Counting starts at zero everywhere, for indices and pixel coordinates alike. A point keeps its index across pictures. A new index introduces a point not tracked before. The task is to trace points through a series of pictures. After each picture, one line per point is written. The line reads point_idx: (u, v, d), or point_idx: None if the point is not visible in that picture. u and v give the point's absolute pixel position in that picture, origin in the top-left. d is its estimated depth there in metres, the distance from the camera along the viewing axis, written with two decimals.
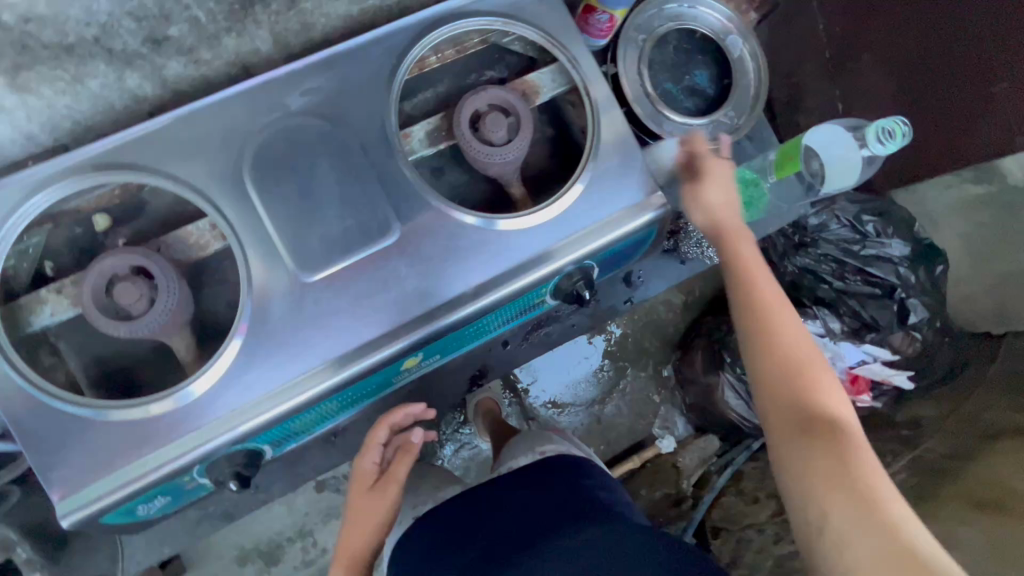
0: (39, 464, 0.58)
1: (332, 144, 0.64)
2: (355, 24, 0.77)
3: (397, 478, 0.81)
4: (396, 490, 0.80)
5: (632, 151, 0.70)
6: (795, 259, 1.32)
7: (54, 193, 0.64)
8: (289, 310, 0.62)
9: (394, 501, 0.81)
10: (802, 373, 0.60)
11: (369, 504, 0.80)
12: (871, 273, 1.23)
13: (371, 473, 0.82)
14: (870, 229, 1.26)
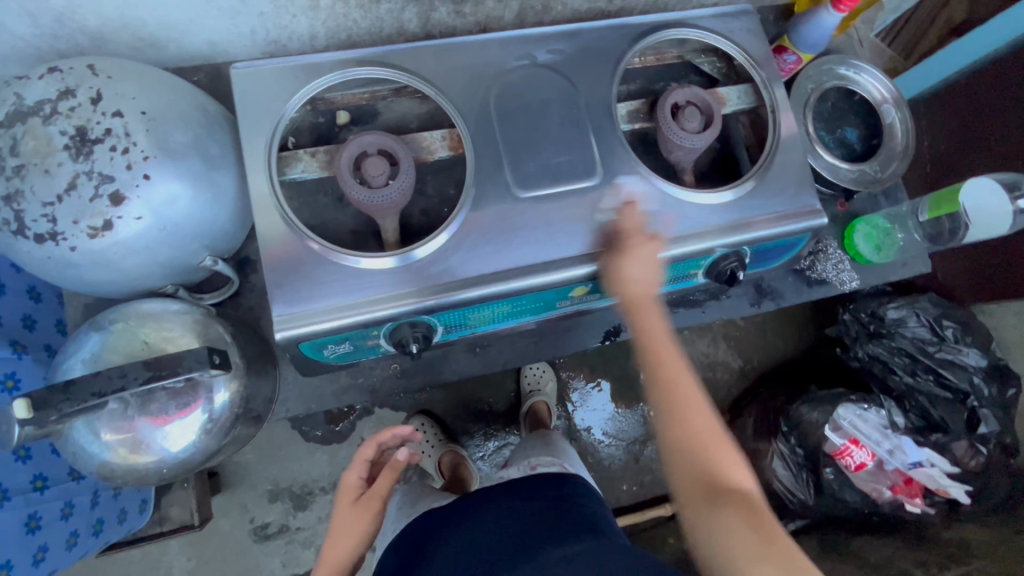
0: (269, 282, 0.67)
1: (563, 94, 0.77)
2: (579, 19, 0.92)
3: (378, 494, 0.79)
4: (378, 506, 0.78)
5: (801, 166, 0.81)
6: (867, 345, 1.39)
7: (327, 79, 0.76)
8: (499, 214, 0.72)
9: (374, 519, 0.77)
10: (693, 434, 0.66)
11: (351, 523, 0.77)
12: (946, 376, 1.27)
13: (356, 488, 0.82)
14: (949, 335, 1.30)
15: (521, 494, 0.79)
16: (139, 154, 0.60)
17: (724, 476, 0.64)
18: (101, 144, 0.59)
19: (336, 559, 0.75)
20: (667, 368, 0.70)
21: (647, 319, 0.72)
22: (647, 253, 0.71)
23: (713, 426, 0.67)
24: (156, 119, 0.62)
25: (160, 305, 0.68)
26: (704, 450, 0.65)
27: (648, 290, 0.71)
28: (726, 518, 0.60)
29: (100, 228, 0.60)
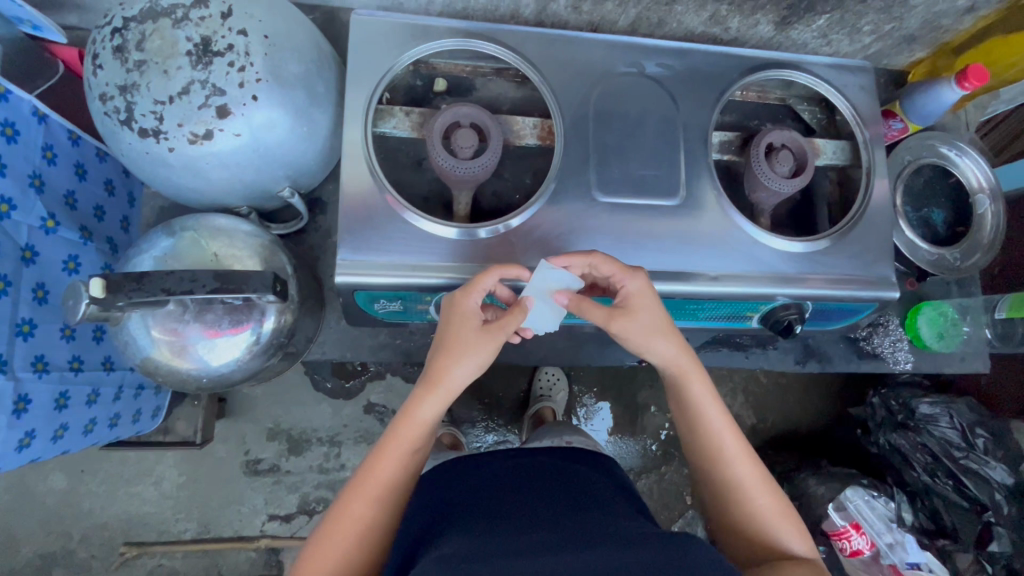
0: (340, 226, 0.68)
1: (663, 110, 0.76)
2: (689, 40, 0.91)
3: (504, 330, 0.66)
4: (501, 342, 0.66)
5: (885, 235, 0.79)
6: (891, 434, 1.35)
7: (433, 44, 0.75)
8: (573, 214, 0.72)
9: (495, 352, 0.66)
10: (750, 504, 0.68)
11: (466, 348, 0.66)
12: (964, 485, 1.21)
13: (474, 316, 0.66)
14: (978, 443, 1.23)
15: (549, 469, 0.80)
16: (253, 74, 0.61)
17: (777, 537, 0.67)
18: (220, 57, 0.61)
19: (445, 382, 0.66)
20: (711, 426, 0.70)
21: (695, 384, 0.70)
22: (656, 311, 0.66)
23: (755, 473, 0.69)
24: (275, 45, 0.63)
25: (234, 223, 0.70)
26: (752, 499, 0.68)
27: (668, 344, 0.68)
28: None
29: (200, 136, 0.61)
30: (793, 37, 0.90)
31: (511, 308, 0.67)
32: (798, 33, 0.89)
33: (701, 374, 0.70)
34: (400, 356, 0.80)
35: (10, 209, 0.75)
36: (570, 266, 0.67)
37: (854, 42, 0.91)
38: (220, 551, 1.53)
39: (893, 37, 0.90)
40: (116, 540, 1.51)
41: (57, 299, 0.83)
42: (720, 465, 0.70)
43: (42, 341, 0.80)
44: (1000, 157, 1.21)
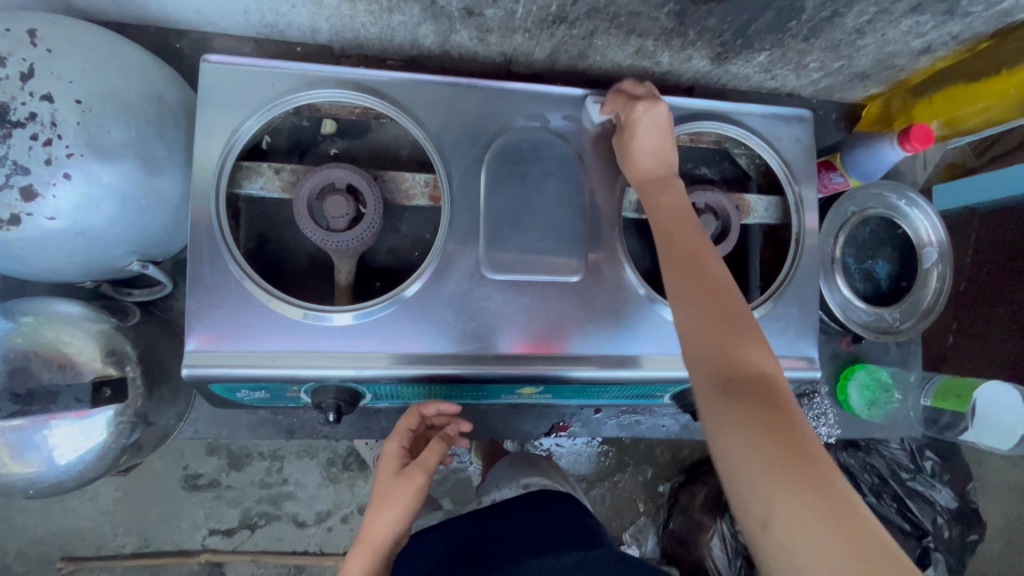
0: (189, 310, 0.60)
1: (567, 169, 0.67)
2: (618, 72, 0.81)
3: (425, 467, 0.65)
4: (423, 479, 0.64)
5: (811, 307, 0.72)
6: (838, 453, 1.11)
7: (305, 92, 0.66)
8: (461, 292, 0.65)
9: (418, 495, 0.64)
10: (732, 366, 0.49)
11: (392, 493, 0.64)
12: (912, 508, 1.05)
13: (399, 459, 0.67)
14: (926, 466, 1.09)
15: (510, 529, 0.82)
16: (63, 149, 0.52)
17: (767, 395, 0.47)
18: (21, 129, 0.52)
19: (375, 533, 0.64)
20: (688, 268, 0.54)
21: (666, 222, 0.58)
22: (650, 129, 0.63)
23: (776, 400, 0.47)
24: (92, 111, 0.54)
25: (71, 308, 0.62)
26: (772, 431, 0.45)
27: (676, 224, 0.58)
28: (775, 456, 0.43)
29: (5, 221, 0.53)
30: (732, 71, 0.81)
31: (427, 445, 0.67)
32: (737, 67, 0.80)
33: (681, 201, 0.60)
34: (284, 432, 0.74)
35: None
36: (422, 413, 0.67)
37: (800, 77, 0.82)
38: (160, 566, 1.50)
39: (842, 74, 0.81)
40: (51, 555, 1.47)
41: None
42: (693, 310, 0.52)
43: None
44: (979, 159, 1.03)
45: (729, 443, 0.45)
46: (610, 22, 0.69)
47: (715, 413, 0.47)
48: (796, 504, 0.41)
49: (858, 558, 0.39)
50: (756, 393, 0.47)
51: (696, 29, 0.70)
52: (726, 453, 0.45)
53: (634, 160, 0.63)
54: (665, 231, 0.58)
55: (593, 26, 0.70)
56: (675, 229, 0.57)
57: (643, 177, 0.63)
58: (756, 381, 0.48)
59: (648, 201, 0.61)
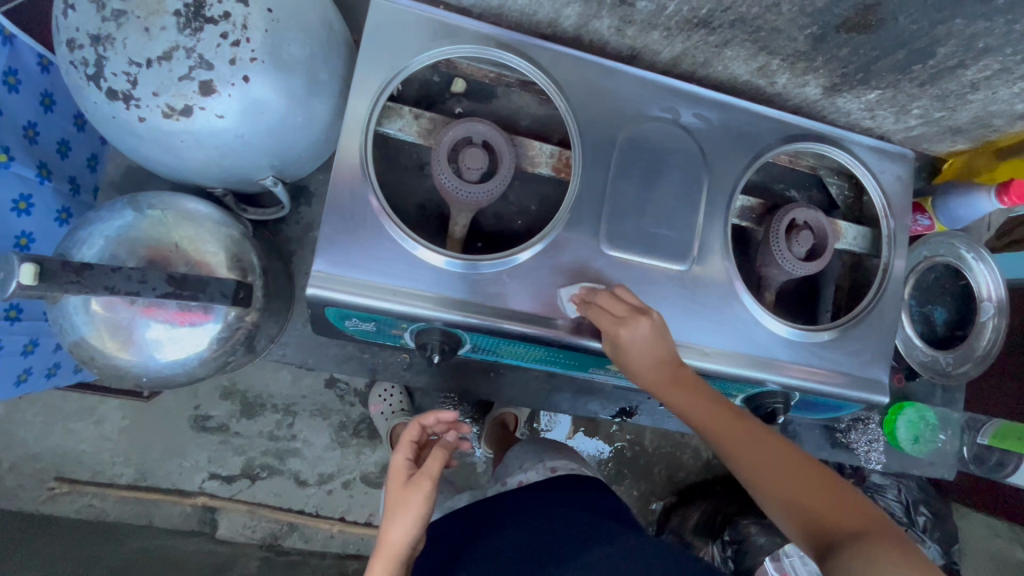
0: (322, 231, 0.61)
1: (690, 164, 0.71)
2: (733, 85, 0.85)
3: (431, 475, 0.70)
4: (429, 487, 0.69)
5: (888, 335, 0.76)
6: None
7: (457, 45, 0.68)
8: (576, 261, 0.67)
9: (426, 503, 0.68)
10: (783, 480, 0.57)
11: (401, 505, 0.69)
12: None
13: (404, 471, 0.72)
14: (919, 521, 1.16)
15: (534, 505, 0.80)
16: (248, 52, 0.54)
17: (803, 496, 0.56)
18: (213, 25, 0.53)
19: (390, 544, 0.68)
20: (718, 420, 0.61)
21: (678, 398, 0.62)
22: (642, 336, 0.61)
23: (790, 474, 0.57)
24: (279, 22, 0.56)
25: (202, 208, 0.63)
26: (821, 493, 0.55)
27: (657, 365, 0.62)
28: (887, 563, 0.48)
29: (177, 110, 0.54)
30: (838, 104, 0.85)
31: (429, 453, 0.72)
32: (844, 101, 0.84)
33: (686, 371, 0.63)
34: (366, 372, 0.77)
35: None
36: (420, 420, 0.75)
37: (898, 122, 0.86)
38: (154, 502, 1.47)
39: (939, 125, 0.85)
40: (47, 474, 1.44)
41: (3, 242, 0.74)
42: (734, 462, 0.60)
43: None
44: (1000, 241, 1.12)
45: (830, 556, 0.51)
46: (749, 35, 0.72)
47: (812, 551, 0.54)
48: (882, 551, 0.49)
49: (938, 575, 0.47)
50: (827, 515, 0.54)
51: (826, 56, 0.74)
52: (839, 569, 0.50)
53: (627, 367, 0.63)
54: (683, 409, 0.62)
55: (731, 36, 0.74)
56: (656, 347, 0.62)
57: (631, 371, 0.64)
58: (797, 485, 0.56)
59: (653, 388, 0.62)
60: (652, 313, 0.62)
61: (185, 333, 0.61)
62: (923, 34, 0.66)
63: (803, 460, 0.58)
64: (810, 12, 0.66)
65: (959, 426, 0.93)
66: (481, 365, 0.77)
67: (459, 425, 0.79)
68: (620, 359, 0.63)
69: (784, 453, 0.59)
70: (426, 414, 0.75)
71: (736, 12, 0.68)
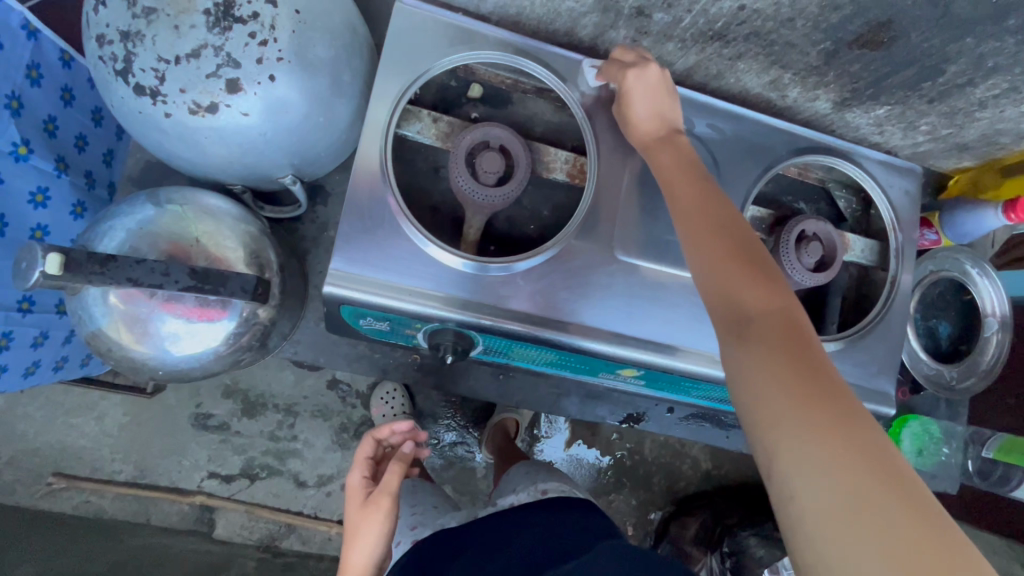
0: (341, 230, 0.62)
1: (704, 173, 0.72)
2: (744, 97, 0.86)
3: (388, 489, 0.74)
4: (387, 502, 0.73)
5: (896, 347, 0.76)
6: None
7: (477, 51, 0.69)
8: (589, 266, 0.68)
9: (385, 516, 0.73)
10: (755, 306, 0.48)
11: (364, 522, 0.73)
12: None
13: (364, 487, 0.78)
14: None
15: (521, 518, 0.81)
16: (275, 52, 0.55)
17: (772, 322, 0.47)
18: (241, 25, 0.54)
19: (354, 561, 0.72)
20: (712, 237, 0.53)
21: (685, 203, 0.57)
22: (655, 104, 0.65)
23: (768, 308, 0.48)
24: (306, 24, 0.57)
25: (222, 205, 0.64)
26: (789, 359, 0.45)
27: (662, 147, 0.63)
28: (822, 428, 0.40)
29: (203, 107, 0.55)
30: (847, 119, 0.86)
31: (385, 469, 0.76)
32: (854, 116, 0.85)
33: (698, 187, 0.58)
34: (376, 372, 0.77)
35: None
36: (372, 437, 0.81)
37: (906, 137, 0.88)
38: (152, 500, 1.46)
39: (946, 141, 0.86)
40: (46, 469, 1.44)
41: (17, 234, 0.75)
42: (712, 275, 0.52)
43: None
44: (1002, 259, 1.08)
45: (735, 345, 0.48)
46: (762, 49, 0.74)
47: (728, 339, 0.48)
48: (812, 436, 0.40)
49: (876, 534, 0.36)
50: (770, 338, 0.46)
51: (837, 71, 0.75)
52: (745, 380, 0.45)
53: (630, 125, 0.65)
54: (679, 213, 0.57)
55: (744, 50, 0.75)
56: (657, 97, 0.65)
57: (642, 141, 0.64)
58: (771, 318, 0.47)
59: (670, 184, 0.59)
60: (662, 70, 0.65)
61: (201, 328, 0.62)
62: (934, 52, 0.67)
63: (792, 317, 0.47)
64: (824, 28, 0.67)
65: (963, 443, 0.93)
66: (490, 368, 0.78)
67: (416, 433, 0.84)
68: (644, 135, 0.65)
69: (774, 288, 0.49)
70: (376, 432, 0.82)
71: (751, 26, 0.70)
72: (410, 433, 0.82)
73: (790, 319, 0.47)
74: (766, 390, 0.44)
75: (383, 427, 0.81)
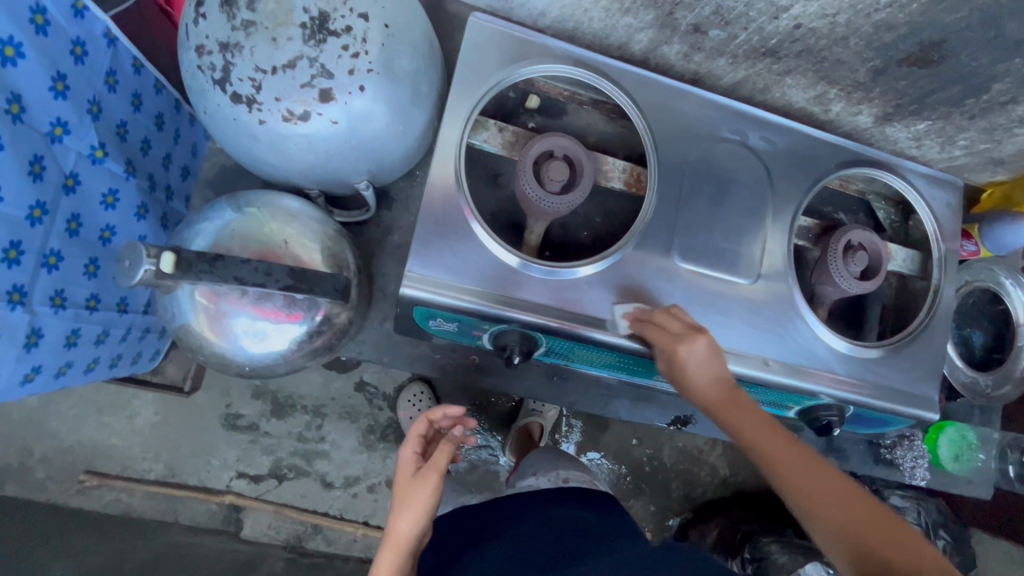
0: (417, 234, 0.65)
1: (758, 183, 0.75)
2: (787, 110, 0.89)
3: (437, 467, 0.72)
4: (435, 480, 0.72)
5: (939, 353, 0.79)
6: None
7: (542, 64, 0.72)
8: (649, 271, 0.70)
9: (432, 494, 0.71)
10: (833, 506, 0.58)
11: (411, 493, 0.72)
12: None
13: (412, 464, 0.75)
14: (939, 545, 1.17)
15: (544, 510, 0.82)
16: (365, 64, 0.58)
17: (856, 527, 0.56)
18: (335, 38, 0.57)
19: (395, 537, 0.70)
20: (775, 455, 0.63)
21: (741, 424, 0.65)
22: (708, 346, 0.64)
23: (888, 533, 0.55)
24: (393, 37, 0.60)
25: (299, 207, 0.67)
26: (924, 556, 0.53)
27: (714, 386, 0.66)
28: None
29: (296, 115, 0.58)
30: (887, 133, 0.89)
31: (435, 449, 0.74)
32: (893, 130, 0.88)
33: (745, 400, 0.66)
34: (434, 371, 0.80)
35: (64, 133, 0.70)
36: (425, 415, 0.78)
37: (943, 151, 0.90)
38: (181, 499, 1.47)
39: (982, 156, 0.89)
40: (77, 467, 1.44)
41: (89, 233, 0.78)
42: (790, 493, 0.61)
43: (65, 275, 0.74)
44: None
45: None
46: (812, 65, 0.77)
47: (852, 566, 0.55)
48: None
49: None
50: (872, 546, 0.55)
51: (883, 87, 0.78)
52: None
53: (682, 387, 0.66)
54: (738, 432, 0.65)
55: (794, 66, 0.78)
56: (712, 362, 0.65)
57: (675, 378, 0.66)
58: (854, 520, 0.57)
59: (717, 410, 0.66)
60: (709, 332, 0.65)
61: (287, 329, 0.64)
62: (982, 71, 0.70)
63: (882, 517, 0.56)
64: (875, 46, 0.70)
65: (994, 448, 0.95)
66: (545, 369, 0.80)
67: (467, 420, 0.81)
68: (684, 384, 0.66)
69: (839, 487, 0.59)
70: (429, 410, 0.79)
71: (804, 44, 0.73)
72: (462, 419, 0.80)
73: (867, 516, 0.57)
74: None
75: (440, 408, 0.78)
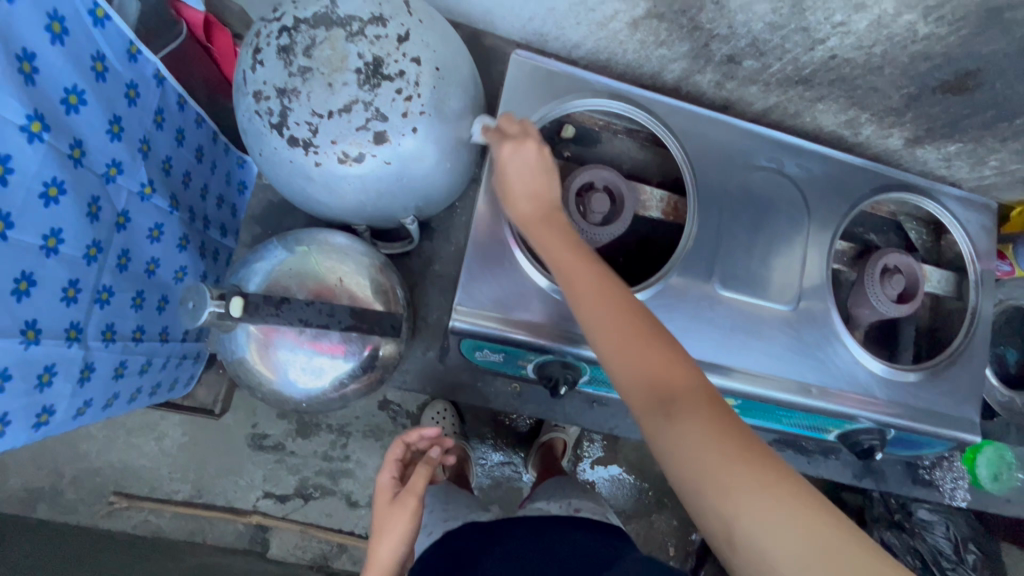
0: (464, 268, 0.66)
1: (795, 209, 0.76)
2: (817, 133, 0.90)
3: (414, 491, 0.71)
4: (412, 505, 0.70)
5: (979, 375, 0.79)
6: (880, 531, 1.23)
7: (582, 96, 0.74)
8: (691, 298, 0.71)
9: (411, 518, 0.70)
10: (638, 339, 0.50)
11: (389, 519, 0.71)
12: None
13: (391, 488, 0.75)
14: (967, 559, 1.16)
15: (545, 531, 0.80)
16: (418, 106, 0.59)
17: (663, 368, 0.48)
18: (389, 82, 0.58)
19: (377, 561, 0.69)
20: (581, 281, 0.54)
21: (544, 239, 0.58)
22: (525, 171, 0.61)
23: (685, 382, 0.48)
24: (443, 79, 0.61)
25: (347, 242, 0.68)
26: (723, 433, 0.45)
27: (531, 202, 0.60)
28: (732, 456, 0.43)
29: (351, 157, 0.59)
30: (917, 154, 0.90)
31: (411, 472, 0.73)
32: (924, 152, 0.88)
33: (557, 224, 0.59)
34: (476, 399, 0.80)
35: (117, 173, 0.72)
36: (400, 440, 0.77)
37: (973, 171, 0.91)
38: (208, 520, 1.47)
39: (1012, 176, 0.90)
40: (106, 488, 1.45)
41: (137, 266, 0.79)
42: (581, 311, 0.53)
43: (115, 309, 0.75)
44: None
45: (659, 422, 0.47)
46: (845, 93, 0.78)
47: (647, 409, 0.48)
48: (780, 508, 0.42)
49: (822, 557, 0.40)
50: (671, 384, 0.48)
51: (916, 113, 0.79)
52: (671, 444, 0.46)
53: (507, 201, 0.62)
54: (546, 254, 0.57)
55: (827, 93, 0.79)
56: (533, 177, 0.61)
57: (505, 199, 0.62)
58: (651, 352, 0.49)
59: (527, 225, 0.60)
60: (540, 143, 0.61)
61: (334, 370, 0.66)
62: (1017, 97, 0.71)
63: (691, 371, 0.49)
64: (911, 75, 0.71)
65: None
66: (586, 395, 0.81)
67: (443, 438, 0.80)
68: (511, 204, 0.61)
69: (641, 318, 0.51)
70: (405, 435, 0.78)
71: (838, 73, 0.74)
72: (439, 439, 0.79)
73: (675, 357, 0.49)
74: (664, 425, 0.46)
75: (414, 432, 0.77)
